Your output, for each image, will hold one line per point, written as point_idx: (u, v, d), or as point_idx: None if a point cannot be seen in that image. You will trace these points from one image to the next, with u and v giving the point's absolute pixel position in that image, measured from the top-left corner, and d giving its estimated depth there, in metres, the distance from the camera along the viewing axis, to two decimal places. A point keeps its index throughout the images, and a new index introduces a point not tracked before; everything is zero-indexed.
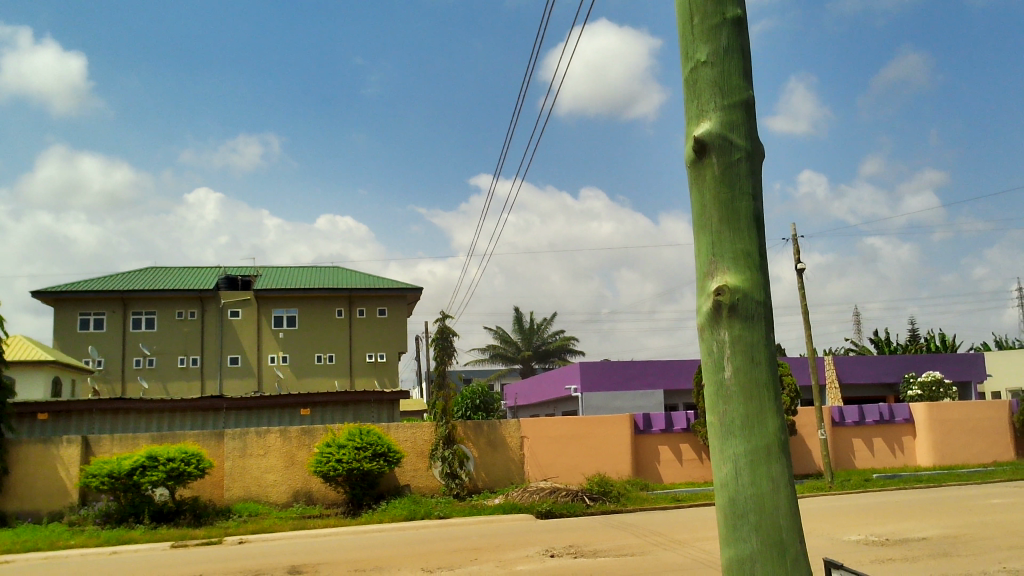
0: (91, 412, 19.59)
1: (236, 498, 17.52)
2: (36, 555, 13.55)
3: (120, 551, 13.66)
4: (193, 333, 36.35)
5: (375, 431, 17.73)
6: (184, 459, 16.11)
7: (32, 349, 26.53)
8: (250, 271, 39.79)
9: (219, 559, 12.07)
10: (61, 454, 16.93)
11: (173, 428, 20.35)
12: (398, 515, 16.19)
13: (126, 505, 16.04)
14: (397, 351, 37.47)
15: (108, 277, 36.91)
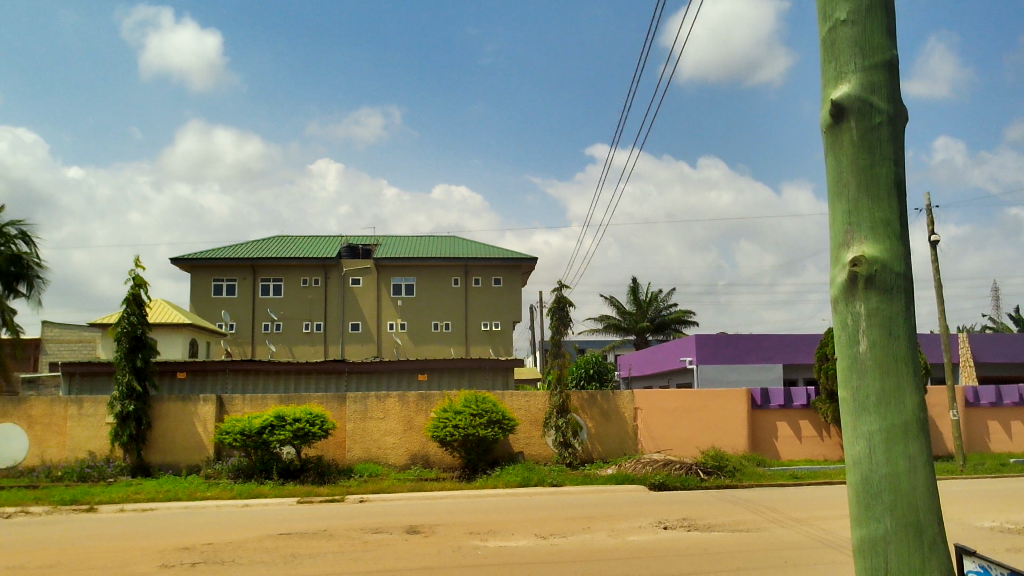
0: (224, 372, 20.75)
1: (357, 459, 18.22)
2: (175, 504, 14.53)
3: (251, 504, 14.48)
4: (317, 300, 37.80)
5: (490, 399, 18.00)
6: (309, 420, 16.83)
7: (171, 312, 28.23)
8: (371, 239, 40.94)
9: (340, 516, 12.58)
10: (199, 411, 18.01)
11: (298, 389, 21.28)
12: (511, 482, 16.45)
13: (256, 462, 16.96)
14: (511, 320, 37.83)
15: (239, 245, 38.80)
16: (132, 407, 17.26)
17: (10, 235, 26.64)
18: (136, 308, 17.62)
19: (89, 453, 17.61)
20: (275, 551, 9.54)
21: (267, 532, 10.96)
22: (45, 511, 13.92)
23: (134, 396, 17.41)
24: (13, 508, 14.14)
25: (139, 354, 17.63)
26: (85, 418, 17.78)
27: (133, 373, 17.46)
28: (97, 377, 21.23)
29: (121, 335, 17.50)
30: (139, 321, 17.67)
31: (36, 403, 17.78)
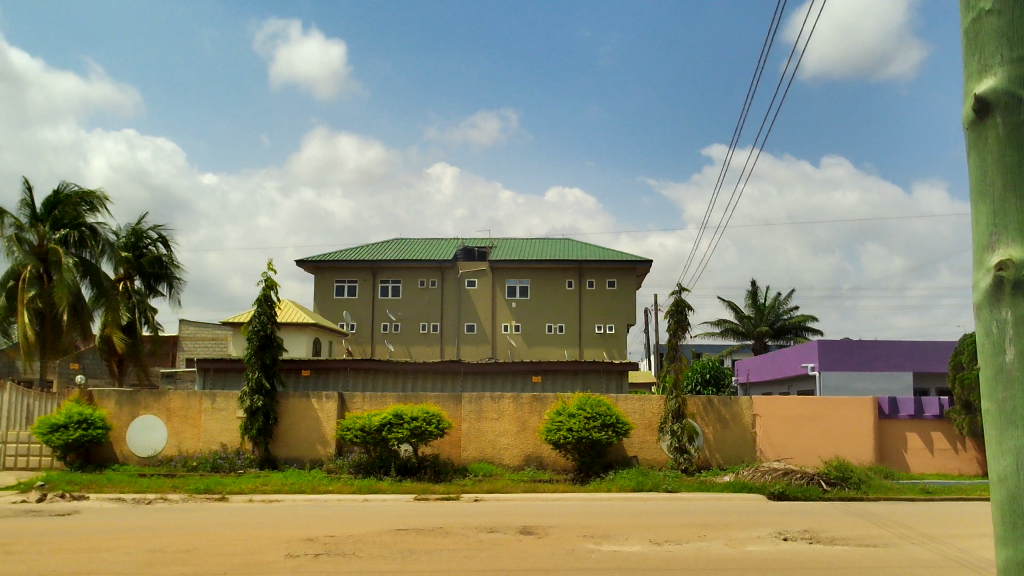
0: (346, 371, 21.50)
1: (472, 458, 18.47)
2: (300, 497, 15.14)
3: (371, 499, 14.89)
4: (434, 301, 38.57)
5: (605, 402, 17.90)
6: (426, 419, 17.18)
7: (296, 312, 29.41)
8: (486, 242, 41.44)
9: (456, 514, 12.76)
10: (322, 407, 18.67)
11: (415, 388, 21.79)
12: (625, 486, 16.30)
13: (375, 458, 17.47)
14: (626, 323, 37.53)
15: (360, 248, 40.07)
16: (261, 402, 18.08)
17: (151, 238, 28.46)
18: (266, 308, 18.48)
19: (221, 446, 18.55)
20: (395, 546, 9.76)
21: (387, 527, 11.27)
22: (182, 498, 14.76)
23: (262, 392, 18.24)
24: (153, 494, 15.08)
25: (268, 352, 18.46)
26: (218, 412, 18.76)
27: (262, 370, 18.29)
28: (228, 373, 22.37)
29: (252, 333, 18.37)
30: (268, 320, 18.51)
31: (174, 396, 18.87)
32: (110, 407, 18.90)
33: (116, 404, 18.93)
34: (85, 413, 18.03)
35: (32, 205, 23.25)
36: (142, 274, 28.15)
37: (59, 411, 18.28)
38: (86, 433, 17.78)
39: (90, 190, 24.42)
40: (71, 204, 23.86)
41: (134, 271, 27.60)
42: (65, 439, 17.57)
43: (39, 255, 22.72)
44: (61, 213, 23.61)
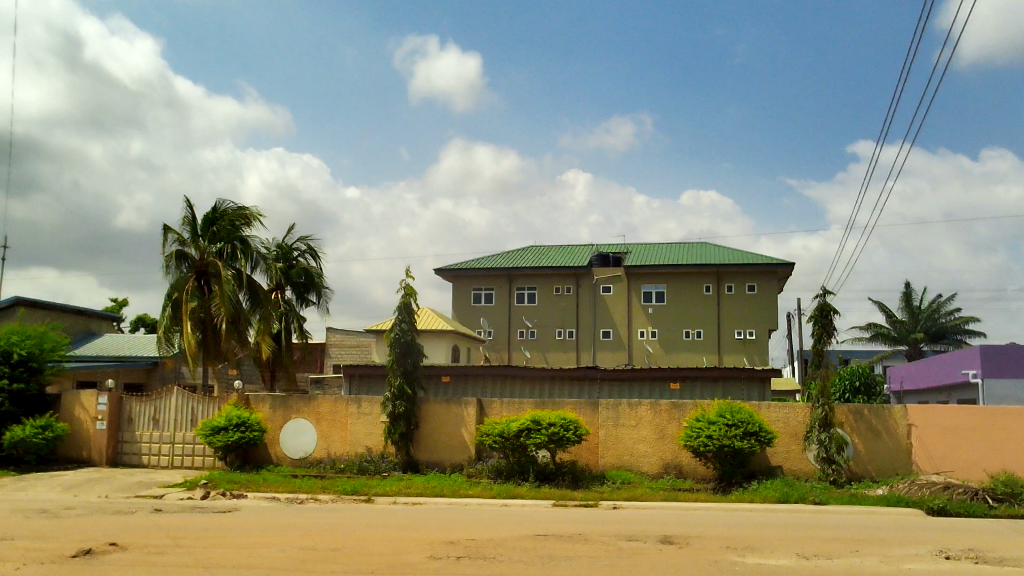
0: (484, 377, 21.90)
1: (611, 465, 18.37)
2: (442, 500, 15.51)
3: (510, 504, 15.08)
4: (570, 308, 38.63)
5: (747, 409, 17.39)
6: (564, 425, 17.20)
7: (436, 320, 30.22)
8: (621, 247, 41.14)
9: (595, 521, 12.74)
10: (462, 413, 19.03)
11: (552, 395, 21.87)
12: (770, 497, 15.76)
13: (515, 463, 17.66)
14: (768, 329, 36.29)
15: (497, 256, 40.66)
16: (403, 407, 18.63)
17: (300, 250, 29.91)
18: (406, 316, 19.06)
19: (367, 449, 19.22)
20: (535, 551, 9.83)
21: (526, 532, 11.37)
22: (332, 499, 15.41)
23: (404, 397, 18.79)
24: (306, 494, 15.84)
25: (410, 358, 19.01)
26: (364, 416, 19.46)
27: (403, 376, 18.86)
28: (373, 379, 23.20)
29: (394, 340, 18.98)
30: (409, 327, 19.10)
31: (322, 401, 19.72)
32: (266, 411, 19.99)
33: (270, 408, 19.99)
34: (243, 416, 19.09)
35: (193, 221, 24.91)
36: (292, 284, 29.63)
37: (220, 414, 19.50)
38: (244, 435, 18.87)
39: (245, 206, 25.86)
40: (228, 220, 25.36)
41: (284, 282, 29.07)
42: (225, 440, 18.77)
43: (200, 269, 24.66)
44: (219, 228, 25.14)
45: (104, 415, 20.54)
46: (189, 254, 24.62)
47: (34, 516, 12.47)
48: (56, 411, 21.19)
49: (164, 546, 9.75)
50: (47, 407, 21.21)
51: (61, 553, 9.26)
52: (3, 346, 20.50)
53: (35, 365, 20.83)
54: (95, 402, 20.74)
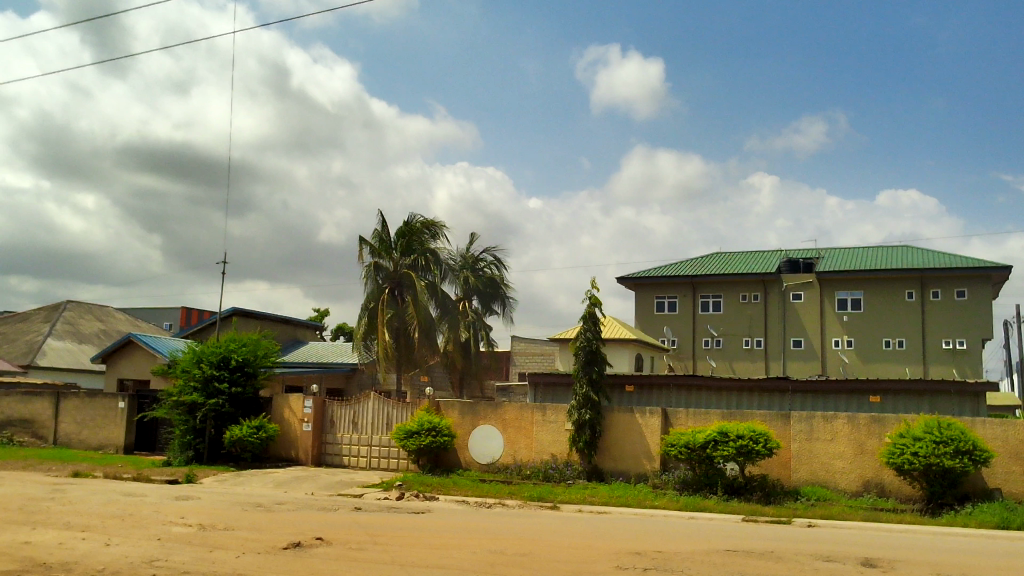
0: (669, 387, 21.67)
1: (804, 481, 17.52)
2: (627, 510, 15.42)
3: (697, 517, 14.76)
4: (758, 316, 37.32)
5: (957, 425, 16.03)
6: (753, 438, 16.58)
7: (619, 328, 30.14)
8: (813, 252, 39.23)
9: (789, 539, 12.18)
10: (647, 423, 18.78)
11: (740, 406, 21.22)
12: (985, 522, 14.45)
13: (701, 476, 17.24)
14: (981, 338, 33.31)
15: (680, 264, 39.97)
16: (588, 415, 18.70)
17: (486, 261, 30.80)
18: (591, 325, 19.19)
19: (552, 456, 19.44)
20: (724, 567, 9.52)
21: (715, 547, 11.04)
22: (518, 504, 15.71)
23: (589, 405, 18.85)
24: (493, 499, 16.24)
25: (594, 367, 19.07)
26: (549, 423, 19.67)
27: (588, 384, 18.92)
28: (557, 387, 23.44)
29: (579, 348, 19.16)
30: (594, 336, 19.19)
31: (509, 407, 20.12)
32: (455, 417, 20.68)
33: (459, 414, 20.66)
34: (434, 420, 19.91)
35: (387, 235, 26.24)
36: (479, 293, 30.52)
37: (413, 419, 20.43)
38: (435, 439, 19.68)
39: (433, 219, 26.81)
40: (417, 234, 26.39)
41: (472, 292, 30.02)
42: (419, 444, 19.67)
43: (395, 280, 26.01)
44: (409, 241, 26.12)
45: (310, 417, 22.06)
46: (384, 266, 26.02)
47: (251, 510, 13.60)
48: (268, 412, 22.99)
49: (363, 543, 10.32)
50: (261, 408, 23.06)
51: (274, 545, 10.03)
52: (224, 353, 22.55)
53: (250, 370, 22.73)
54: (302, 405, 22.31)
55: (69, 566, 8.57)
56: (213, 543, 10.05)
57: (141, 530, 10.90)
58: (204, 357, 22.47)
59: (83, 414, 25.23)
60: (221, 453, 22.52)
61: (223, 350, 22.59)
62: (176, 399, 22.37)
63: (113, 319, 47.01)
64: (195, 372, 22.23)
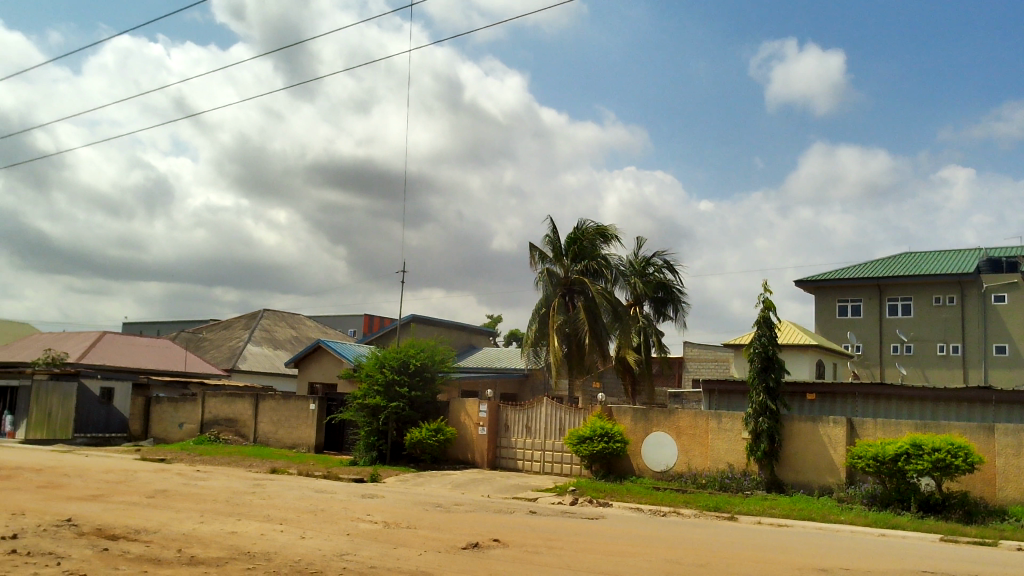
0: (854, 395, 20.54)
1: (1011, 499, 16.06)
2: (810, 524, 14.71)
3: (890, 534, 13.89)
4: (954, 320, 34.64)
5: None
6: (952, 452, 15.36)
7: (799, 333, 28.91)
8: (1017, 250, 35.95)
9: (992, 562, 11.24)
10: (830, 433, 17.85)
11: (936, 417, 19.80)
12: None
13: (893, 491, 16.20)
14: None
15: (864, 265, 37.81)
16: (765, 424, 18.04)
17: (657, 265, 30.42)
18: (766, 330, 18.55)
19: (729, 465, 18.85)
20: None
21: (908, 567, 10.36)
22: (695, 514, 15.38)
23: (767, 413, 18.20)
24: (668, 507, 16.00)
25: (771, 374, 18.37)
26: (724, 431, 19.09)
27: (765, 392, 18.25)
28: (734, 394, 22.77)
29: (754, 354, 18.61)
30: (769, 341, 18.54)
31: (683, 414, 19.73)
32: (628, 423, 20.54)
33: (632, 420, 20.49)
34: (606, 426, 19.88)
35: (558, 240, 26.51)
36: (651, 298, 30.21)
37: (586, 424, 20.49)
38: (608, 445, 19.66)
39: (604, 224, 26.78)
40: (590, 238, 26.50)
41: (643, 296, 29.81)
42: (592, 449, 19.76)
43: (566, 285, 26.21)
44: (580, 246, 26.24)
45: (485, 421, 22.61)
46: (555, 272, 26.27)
47: (433, 510, 14.10)
48: (445, 415, 23.75)
49: (540, 546, 10.45)
50: (438, 412, 23.86)
51: (454, 544, 10.35)
52: (403, 358, 23.55)
53: (428, 375, 23.57)
54: (478, 409, 22.91)
55: (269, 556, 9.23)
56: (397, 540, 10.52)
57: (332, 525, 11.57)
58: (386, 362, 23.56)
59: (279, 414, 27.11)
60: (403, 454, 23.52)
61: (402, 355, 23.58)
62: (361, 401, 23.58)
63: (304, 326, 50.29)
64: (378, 377, 23.35)
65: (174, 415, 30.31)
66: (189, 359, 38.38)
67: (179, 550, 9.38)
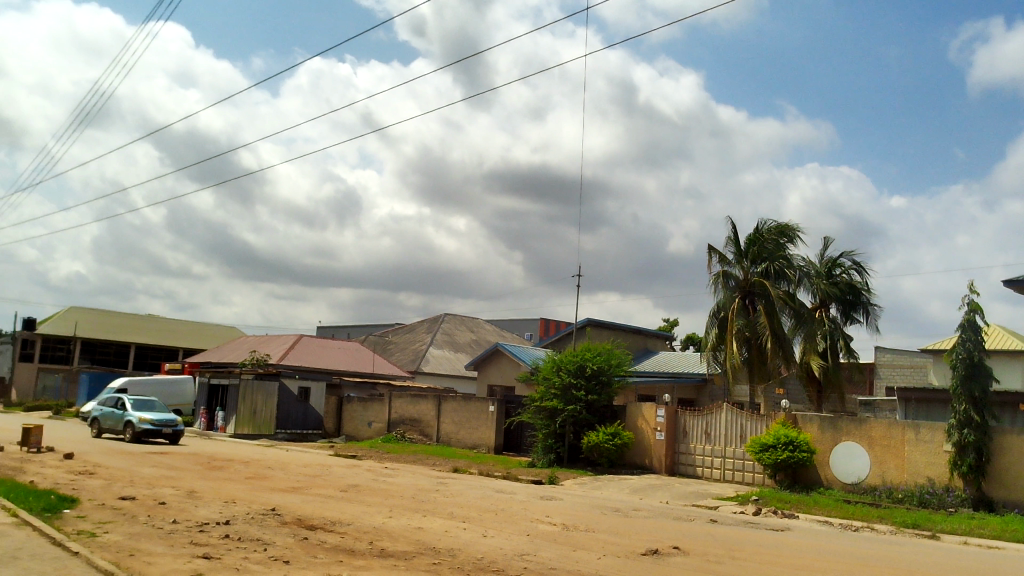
0: None
1: None
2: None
3: None
4: None
5: None
6: None
7: (1008, 338, 26.63)
8: None
9: None
10: None
11: None
12: None
13: None
14: None
15: None
16: (971, 437, 16.65)
17: (844, 265, 28.87)
18: (973, 335, 17.11)
19: (929, 480, 17.55)
20: None
21: None
22: (890, 530, 14.43)
23: (974, 425, 16.76)
24: (861, 522, 15.09)
25: (977, 382, 16.90)
26: (924, 443, 17.80)
27: (970, 402, 16.82)
28: (934, 403, 21.23)
29: (958, 361, 17.21)
30: (976, 347, 17.09)
31: (875, 424, 18.59)
32: (814, 432, 19.62)
33: (819, 429, 19.56)
34: (791, 435, 19.10)
35: (737, 241, 25.77)
36: (838, 301, 28.70)
37: (769, 431, 19.78)
38: (793, 455, 18.89)
39: (787, 223, 25.74)
40: (771, 239, 25.53)
41: (830, 299, 28.39)
42: (775, 458, 19.04)
43: (745, 288, 25.38)
44: (760, 247, 25.38)
45: (663, 426, 22.30)
46: (733, 274, 25.51)
47: (610, 514, 14.06)
48: (623, 420, 23.61)
49: (722, 556, 10.16)
50: (615, 416, 23.78)
51: (634, 550, 10.26)
52: (579, 362, 23.69)
53: (605, 379, 23.53)
54: (655, 414, 22.64)
55: (454, 552, 9.55)
56: (577, 543, 10.57)
57: (512, 525, 11.80)
58: (563, 366, 23.78)
59: (460, 415, 28.00)
60: (580, 457, 23.67)
61: (579, 359, 23.72)
62: (539, 404, 23.94)
63: (483, 330, 51.64)
64: (555, 380, 23.63)
65: (364, 414, 31.93)
66: (377, 361, 40.41)
67: (371, 542, 9.89)
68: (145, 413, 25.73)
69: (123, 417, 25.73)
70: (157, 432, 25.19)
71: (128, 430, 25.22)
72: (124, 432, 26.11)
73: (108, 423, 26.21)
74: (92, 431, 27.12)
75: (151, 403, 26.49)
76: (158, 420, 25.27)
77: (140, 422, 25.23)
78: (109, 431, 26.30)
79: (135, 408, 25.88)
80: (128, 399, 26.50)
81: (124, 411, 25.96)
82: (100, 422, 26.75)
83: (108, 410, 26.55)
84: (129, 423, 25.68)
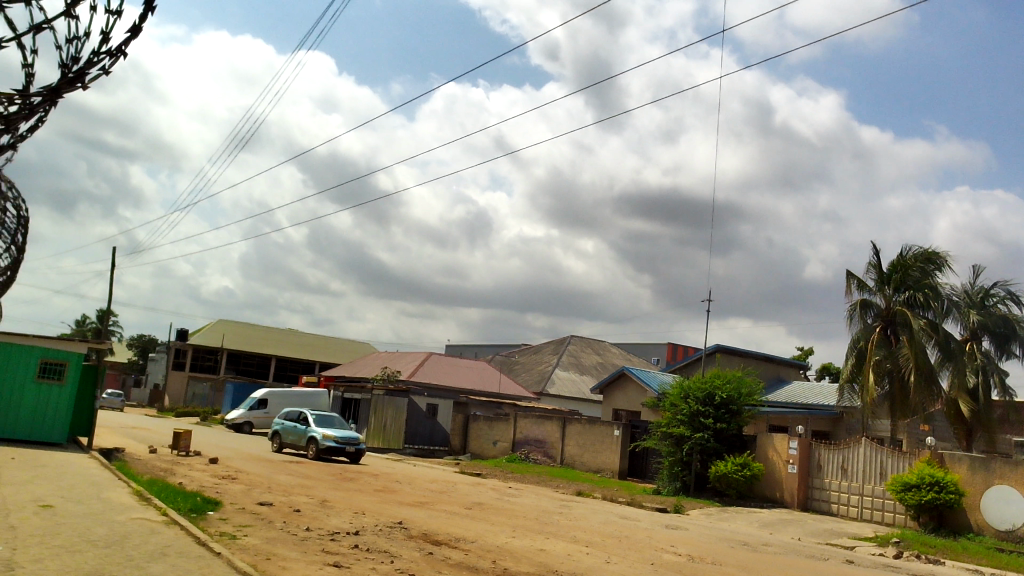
0: None
1: None
2: None
3: None
4: None
5: None
6: None
7: None
8: None
9: None
10: None
11: None
12: None
13: None
14: None
15: None
16: None
17: (998, 296, 27.00)
18: None
19: None
20: None
21: None
22: None
23: None
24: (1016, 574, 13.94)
25: None
26: None
27: None
28: None
29: None
30: None
31: None
32: (963, 473, 18.34)
33: (969, 470, 18.26)
34: (936, 475, 17.99)
35: (879, 266, 24.63)
36: (991, 334, 26.82)
37: (913, 470, 18.69)
38: (939, 496, 17.76)
39: (934, 249, 24.18)
40: (915, 267, 24.06)
41: (980, 331, 26.60)
42: (919, 499, 18.01)
43: (887, 318, 24.37)
44: (904, 275, 24.09)
45: (796, 459, 21.43)
46: (874, 303, 24.43)
47: (738, 547, 13.62)
48: (753, 450, 22.84)
49: None
50: (746, 446, 23.03)
51: None
52: (708, 389, 23.17)
53: (735, 408, 22.86)
54: (788, 445, 21.79)
55: None
56: None
57: (635, 553, 11.61)
58: (691, 393, 23.33)
59: (585, 438, 27.82)
60: (707, 487, 23.03)
61: (708, 387, 23.18)
62: (665, 430, 23.55)
63: (609, 353, 51.19)
64: (683, 407, 23.18)
65: (490, 433, 32.23)
66: (503, 382, 40.75)
67: (493, 561, 9.95)
68: (328, 430, 26.28)
69: (307, 433, 26.37)
70: (338, 450, 25.58)
71: (312, 445, 25.82)
72: (307, 448, 26.73)
73: (291, 437, 27.00)
74: (274, 445, 27.94)
75: (332, 421, 27.06)
76: (340, 437, 25.74)
77: (323, 438, 25.80)
78: (291, 445, 27.02)
79: (318, 424, 26.60)
80: (312, 415, 27.26)
81: (308, 427, 26.71)
82: (284, 437, 27.58)
83: (291, 424, 27.35)
84: (312, 439, 26.28)
